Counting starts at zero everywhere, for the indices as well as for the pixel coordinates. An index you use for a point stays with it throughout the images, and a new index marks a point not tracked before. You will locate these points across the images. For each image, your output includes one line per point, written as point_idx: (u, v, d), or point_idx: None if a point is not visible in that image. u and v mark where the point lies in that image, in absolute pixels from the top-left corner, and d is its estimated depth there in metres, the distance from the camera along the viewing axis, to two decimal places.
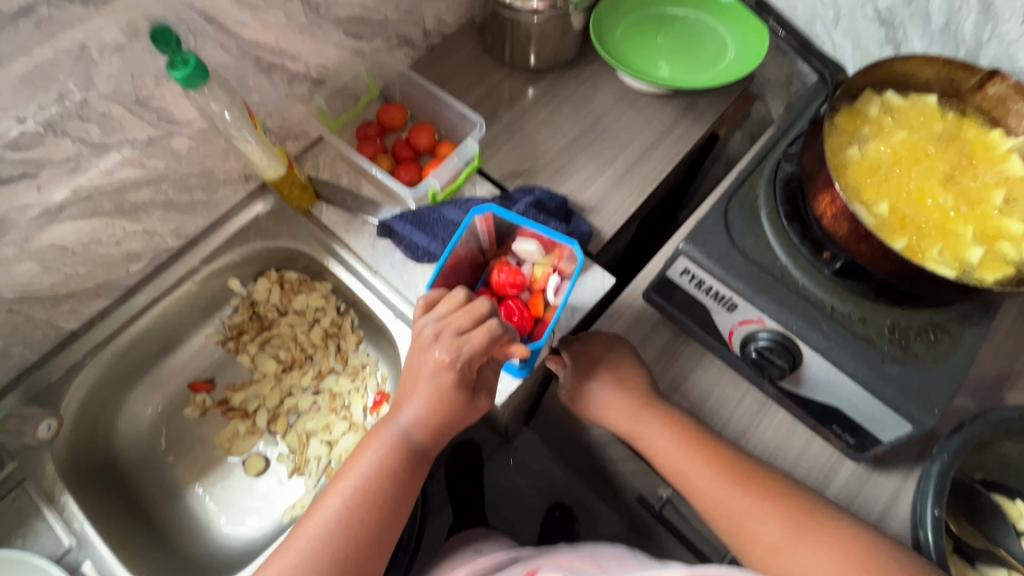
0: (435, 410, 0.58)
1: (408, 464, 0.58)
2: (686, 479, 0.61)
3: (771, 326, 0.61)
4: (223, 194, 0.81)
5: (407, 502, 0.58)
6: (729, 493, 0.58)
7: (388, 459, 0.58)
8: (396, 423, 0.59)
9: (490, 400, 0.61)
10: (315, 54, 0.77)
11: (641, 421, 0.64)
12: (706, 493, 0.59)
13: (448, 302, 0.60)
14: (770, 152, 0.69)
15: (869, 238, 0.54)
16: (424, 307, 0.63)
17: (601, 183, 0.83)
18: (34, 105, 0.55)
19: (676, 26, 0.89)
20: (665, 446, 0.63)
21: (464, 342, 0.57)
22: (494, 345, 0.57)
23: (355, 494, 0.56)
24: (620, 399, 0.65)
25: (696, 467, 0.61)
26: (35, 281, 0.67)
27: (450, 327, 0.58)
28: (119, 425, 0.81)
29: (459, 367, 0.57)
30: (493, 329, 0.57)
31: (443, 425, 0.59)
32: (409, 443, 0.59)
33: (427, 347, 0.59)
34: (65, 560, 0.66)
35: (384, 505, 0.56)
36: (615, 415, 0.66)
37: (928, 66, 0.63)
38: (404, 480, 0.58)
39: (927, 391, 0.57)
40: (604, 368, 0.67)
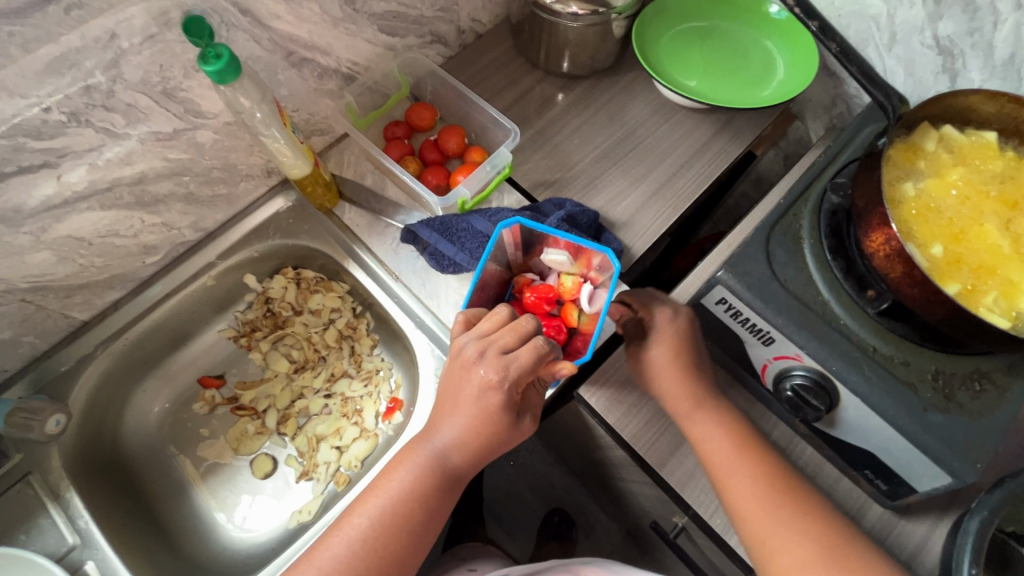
0: (475, 433, 0.56)
1: (440, 486, 0.57)
2: (721, 476, 0.60)
3: (808, 364, 0.59)
4: (244, 187, 0.78)
5: (434, 525, 0.58)
6: (759, 492, 0.58)
7: (420, 481, 0.57)
8: (433, 443, 0.58)
9: (534, 424, 0.59)
10: (347, 49, 0.75)
11: (696, 411, 0.62)
12: (740, 493, 0.58)
13: (491, 320, 0.60)
14: (816, 180, 0.67)
15: (924, 283, 0.52)
16: (464, 324, 0.62)
17: (633, 198, 0.81)
18: (59, 93, 0.52)
19: (719, 40, 0.86)
20: (711, 437, 0.61)
21: (512, 360, 0.55)
22: (541, 364, 0.56)
23: (383, 516, 0.55)
24: (683, 381, 0.63)
25: (733, 466, 0.59)
26: (49, 271, 0.65)
27: (495, 344, 0.56)
28: (127, 419, 0.79)
29: (506, 388, 0.55)
30: (540, 347, 0.55)
31: (480, 448, 0.57)
32: (444, 465, 0.57)
33: (471, 367, 0.57)
34: (67, 559, 0.64)
35: (412, 529, 0.55)
36: (670, 394, 0.63)
37: (990, 102, 0.60)
38: (434, 503, 0.57)
39: (970, 444, 0.55)
40: (686, 352, 0.63)
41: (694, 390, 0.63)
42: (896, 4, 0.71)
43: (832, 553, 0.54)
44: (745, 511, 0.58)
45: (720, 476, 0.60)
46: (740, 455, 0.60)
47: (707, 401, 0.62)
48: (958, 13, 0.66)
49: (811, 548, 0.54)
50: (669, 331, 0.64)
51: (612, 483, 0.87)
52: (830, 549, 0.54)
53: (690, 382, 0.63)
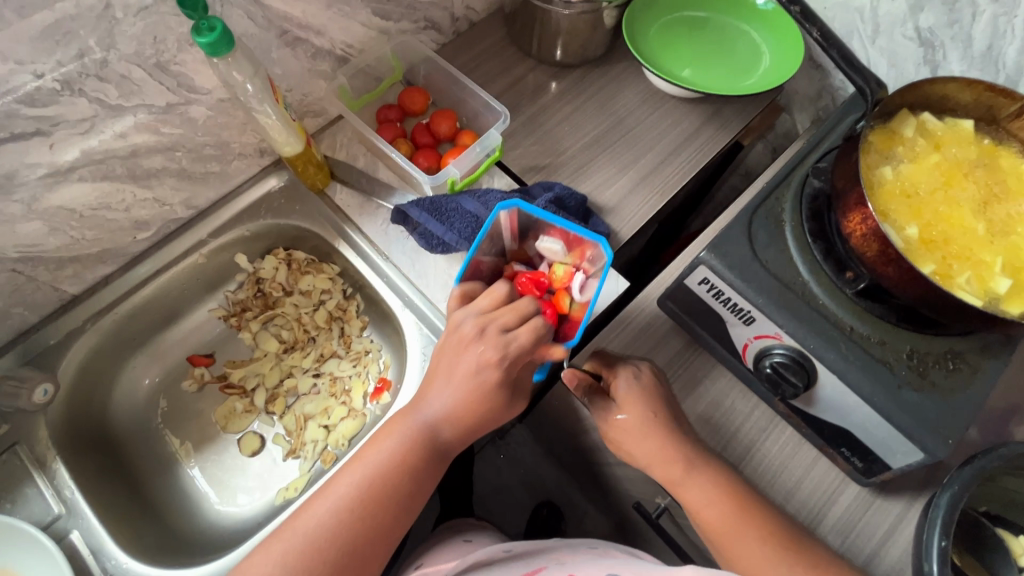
0: (469, 407, 0.57)
1: (428, 459, 0.58)
2: (727, 543, 0.58)
3: (787, 343, 0.60)
4: (236, 166, 0.79)
5: (418, 499, 0.58)
6: (769, 555, 0.57)
7: (409, 452, 0.57)
8: (425, 416, 0.58)
9: (526, 405, 0.60)
10: (341, 30, 0.76)
11: (688, 476, 0.60)
12: (747, 558, 0.57)
13: (489, 296, 0.61)
14: (798, 166, 0.69)
15: (899, 261, 0.53)
16: (460, 299, 0.64)
17: (621, 184, 0.82)
18: (53, 61, 0.53)
19: (708, 30, 0.87)
20: (709, 500, 0.59)
21: (510, 340, 0.57)
22: (539, 346, 0.58)
23: (370, 486, 0.55)
24: (668, 447, 0.61)
25: (740, 528, 0.58)
26: (40, 242, 0.66)
27: (496, 322, 0.58)
28: (115, 395, 0.79)
29: (505, 367, 0.57)
30: (539, 328, 0.57)
31: (471, 422, 0.58)
32: (434, 438, 0.58)
33: (469, 343, 0.58)
34: (53, 528, 0.65)
35: (398, 501, 0.56)
36: (657, 461, 0.61)
37: (967, 90, 0.61)
38: (421, 475, 0.57)
39: (942, 420, 0.56)
40: (662, 414, 0.62)
41: (683, 453, 0.61)
42: None
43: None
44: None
45: (725, 544, 0.58)
46: (741, 512, 0.59)
47: (698, 461, 0.61)
48: (938, 4, 0.68)
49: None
50: (635, 392, 0.63)
51: (596, 467, 0.88)
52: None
53: (677, 445, 0.61)
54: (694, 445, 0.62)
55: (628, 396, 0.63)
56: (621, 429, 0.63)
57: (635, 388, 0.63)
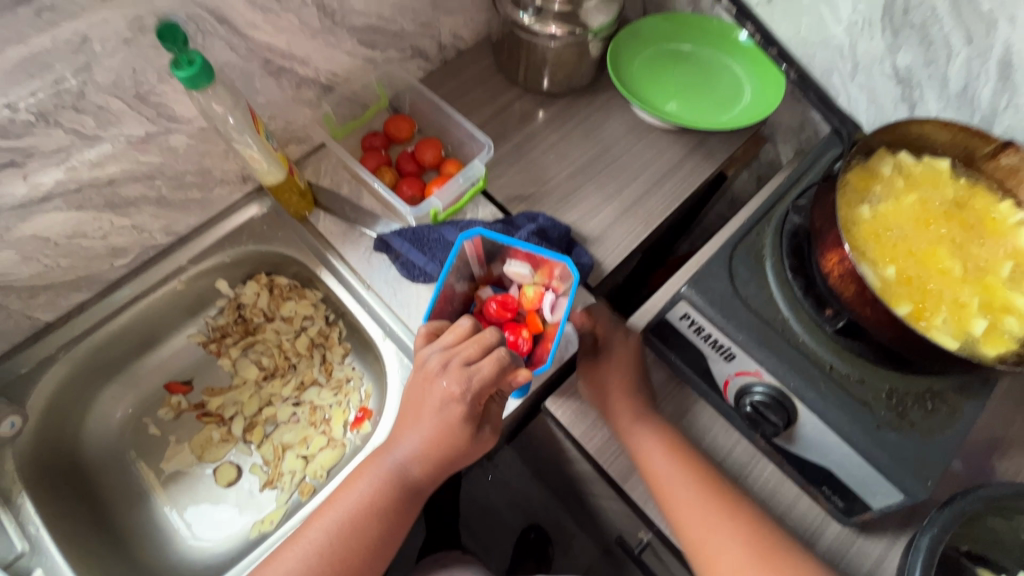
0: (437, 445, 0.56)
1: (399, 500, 0.57)
2: (663, 491, 0.61)
3: (767, 380, 0.60)
4: (218, 193, 0.78)
5: (393, 538, 0.58)
6: (700, 502, 0.60)
7: (379, 495, 0.57)
8: (393, 456, 0.58)
9: (495, 438, 0.59)
10: (326, 59, 0.76)
11: (636, 424, 0.64)
12: (680, 508, 0.60)
13: (454, 332, 0.59)
14: (779, 201, 0.69)
15: (875, 302, 0.53)
16: (427, 336, 0.62)
17: (605, 214, 0.82)
18: (28, 93, 0.53)
19: (693, 63, 0.88)
20: (654, 449, 0.63)
21: (474, 372, 0.55)
22: (505, 375, 0.56)
23: (338, 531, 0.55)
24: (626, 392, 0.66)
25: (675, 475, 0.61)
26: (12, 271, 0.64)
27: (458, 356, 0.56)
28: (88, 424, 0.78)
29: (468, 401, 0.55)
30: (502, 359, 0.55)
31: (442, 461, 0.57)
32: (404, 478, 0.57)
33: (435, 378, 0.57)
34: (15, 566, 0.62)
35: (368, 543, 0.56)
36: (613, 407, 0.65)
37: (942, 131, 0.62)
38: (393, 517, 0.57)
39: (921, 462, 0.56)
40: (632, 369, 0.67)
41: (637, 400, 0.66)
42: (857, 36, 0.74)
43: (767, 560, 0.56)
44: (686, 528, 0.59)
45: (661, 492, 0.61)
46: (681, 466, 0.61)
47: (648, 413, 0.65)
48: (914, 45, 0.69)
49: (743, 552, 0.57)
50: (619, 348, 0.69)
51: (581, 497, 0.86)
52: (767, 555, 0.56)
53: (636, 396, 0.66)
54: (650, 399, 0.66)
55: (610, 352, 0.68)
56: (595, 376, 0.68)
57: (617, 345, 0.69)
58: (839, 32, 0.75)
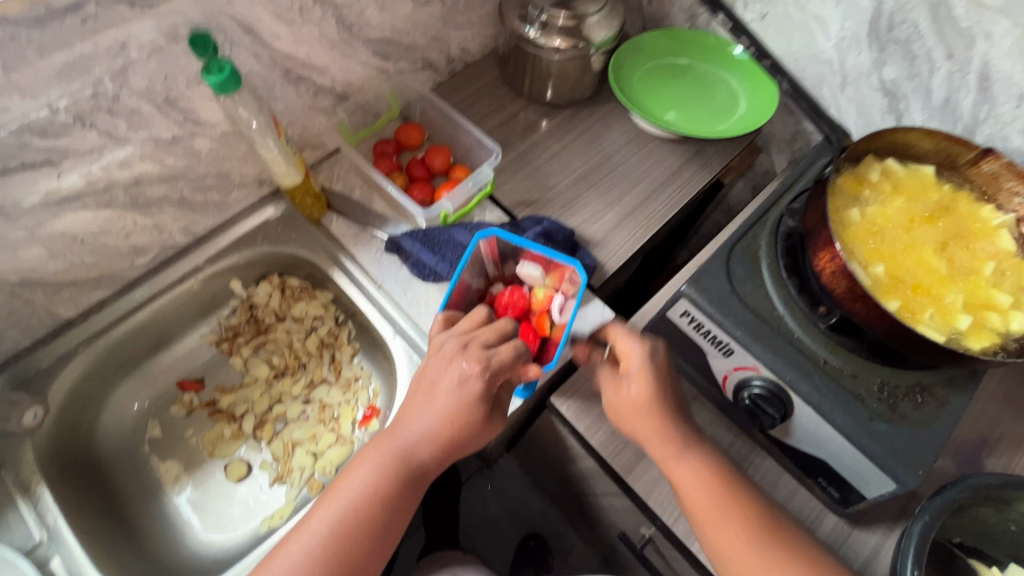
0: (448, 426, 0.58)
1: (404, 484, 0.58)
2: (707, 520, 0.59)
3: (764, 374, 0.62)
4: (235, 196, 0.81)
5: (397, 524, 0.59)
6: (748, 540, 0.57)
7: (385, 479, 0.58)
8: (402, 440, 0.59)
9: (505, 424, 0.62)
10: (342, 70, 0.80)
11: (682, 453, 0.61)
12: (725, 539, 0.58)
13: (471, 318, 0.64)
14: (772, 206, 0.73)
15: (866, 297, 0.56)
16: (443, 324, 0.66)
17: (608, 219, 0.85)
18: (68, 95, 0.56)
19: (692, 77, 0.92)
20: (696, 479, 0.60)
21: (493, 354, 0.59)
22: (520, 361, 0.60)
23: (345, 514, 0.56)
24: (667, 424, 0.61)
25: (720, 507, 0.59)
26: (40, 266, 0.67)
27: (477, 340, 0.61)
28: (103, 419, 0.80)
29: (487, 377, 0.58)
30: (519, 347, 0.60)
31: (449, 442, 0.59)
32: (411, 462, 0.59)
33: (454, 358, 0.60)
34: (34, 554, 0.64)
35: (373, 528, 0.57)
36: (652, 437, 0.62)
37: (926, 139, 0.66)
38: (397, 502, 0.58)
39: (912, 452, 0.58)
40: (667, 396, 0.62)
41: (679, 431, 0.61)
42: (845, 51, 0.78)
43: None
44: (733, 559, 0.57)
45: (705, 522, 0.59)
46: (729, 500, 0.59)
47: (692, 442, 0.61)
48: (899, 60, 0.73)
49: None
50: (648, 368, 0.63)
51: (583, 496, 0.88)
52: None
53: (676, 425, 0.62)
54: (690, 425, 0.63)
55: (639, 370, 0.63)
56: (625, 400, 0.63)
57: (647, 366, 0.63)
58: (829, 47, 0.79)
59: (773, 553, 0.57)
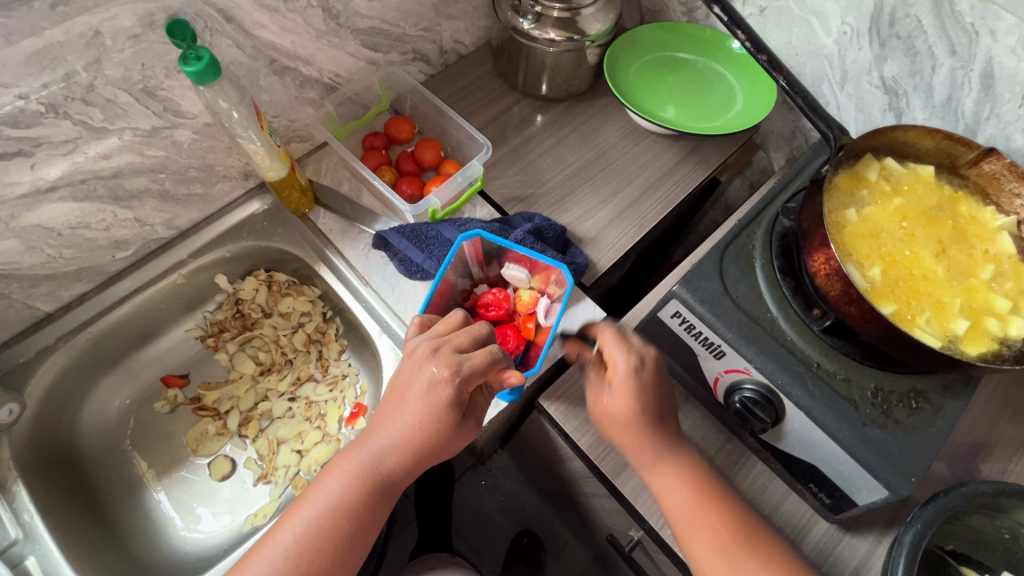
0: (416, 434, 0.56)
1: (374, 493, 0.56)
2: (683, 529, 0.57)
3: (756, 378, 0.61)
4: (220, 188, 0.80)
5: (365, 535, 0.57)
6: (723, 551, 0.55)
7: (351, 491, 0.56)
8: (369, 449, 0.57)
9: (477, 429, 0.59)
10: (330, 60, 0.78)
11: (658, 463, 0.59)
12: (700, 547, 0.56)
13: (446, 323, 0.62)
14: (769, 205, 0.71)
15: (860, 300, 0.54)
16: (418, 328, 0.63)
17: (600, 216, 0.84)
18: (39, 83, 0.54)
19: (688, 71, 0.91)
20: (665, 473, 0.58)
21: (464, 358, 0.57)
22: (494, 366, 0.57)
23: (309, 529, 0.54)
24: (644, 434, 0.58)
25: (695, 516, 0.57)
26: (16, 259, 0.65)
27: (449, 344, 0.58)
28: (84, 415, 0.78)
29: (456, 383, 0.56)
30: (493, 352, 0.57)
31: (421, 450, 0.57)
32: (379, 470, 0.57)
33: (424, 363, 0.57)
34: (8, 554, 0.63)
35: (338, 542, 0.55)
36: (629, 446, 0.60)
37: (926, 138, 0.64)
38: (364, 515, 0.56)
39: (905, 459, 0.57)
40: (655, 408, 0.59)
41: (657, 441, 0.59)
42: (846, 46, 0.76)
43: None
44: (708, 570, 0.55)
45: (682, 530, 0.57)
46: (691, 483, 0.58)
47: (668, 452, 0.59)
48: (901, 56, 0.71)
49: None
50: (628, 383, 0.58)
51: (573, 496, 0.87)
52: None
53: (653, 435, 0.59)
54: (672, 432, 0.60)
55: (618, 387, 0.59)
56: (606, 413, 0.61)
57: (631, 382, 0.58)
58: (829, 42, 0.77)
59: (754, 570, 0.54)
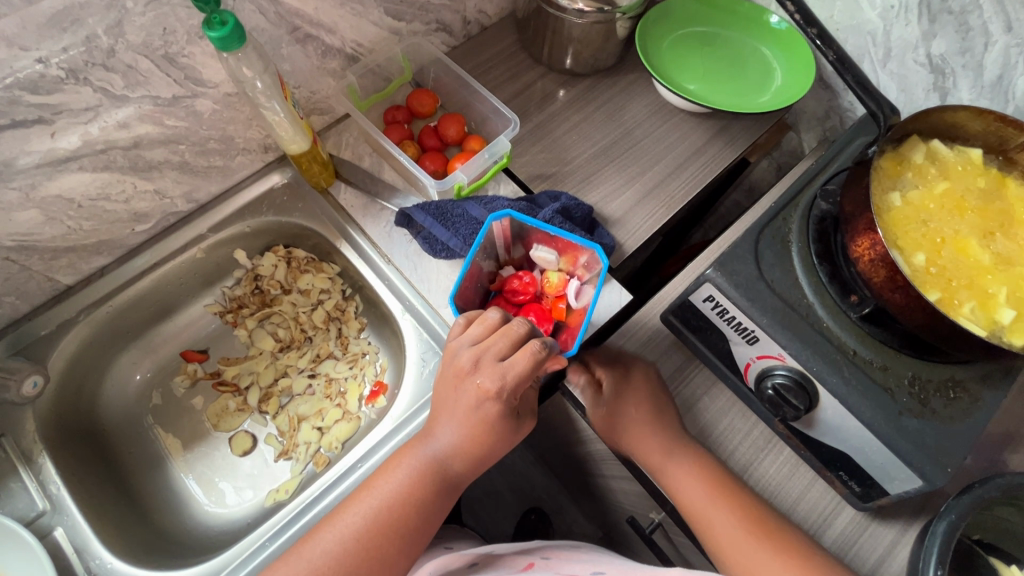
0: (474, 440, 0.56)
1: (437, 489, 0.57)
2: (701, 524, 0.59)
3: (790, 364, 0.60)
4: (239, 161, 0.78)
5: (428, 528, 0.57)
6: (746, 540, 0.57)
7: (415, 484, 0.57)
8: (432, 447, 0.58)
9: (535, 425, 0.60)
10: (352, 29, 0.75)
11: (667, 459, 0.62)
12: (720, 538, 0.58)
13: (483, 325, 0.59)
14: (806, 186, 0.69)
15: (906, 288, 0.53)
16: (463, 327, 0.62)
17: (627, 196, 0.82)
18: (59, 47, 0.52)
19: (720, 46, 0.87)
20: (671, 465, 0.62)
21: (508, 367, 0.54)
22: (538, 369, 0.55)
23: (376, 516, 0.55)
24: (651, 432, 0.63)
25: (712, 509, 0.59)
26: (36, 231, 0.64)
27: (489, 352, 0.56)
28: (105, 389, 0.78)
29: (505, 396, 0.55)
30: (536, 353, 0.54)
31: (479, 453, 0.57)
32: (441, 469, 0.57)
33: (468, 375, 0.56)
34: (36, 524, 0.63)
35: (404, 530, 0.55)
36: (640, 447, 0.63)
37: (977, 119, 0.62)
38: (428, 507, 0.57)
39: (941, 449, 0.56)
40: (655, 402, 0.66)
41: (665, 438, 0.63)
42: (892, 21, 0.73)
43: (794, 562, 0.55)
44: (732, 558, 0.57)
45: (698, 525, 0.60)
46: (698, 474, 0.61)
47: (676, 448, 0.63)
48: (951, 32, 0.68)
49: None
50: (623, 386, 0.66)
51: (590, 478, 0.87)
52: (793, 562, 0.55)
53: (652, 422, 0.64)
54: (676, 431, 0.64)
55: (615, 390, 0.66)
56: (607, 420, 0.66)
57: (620, 384, 0.66)
58: (874, 16, 0.74)
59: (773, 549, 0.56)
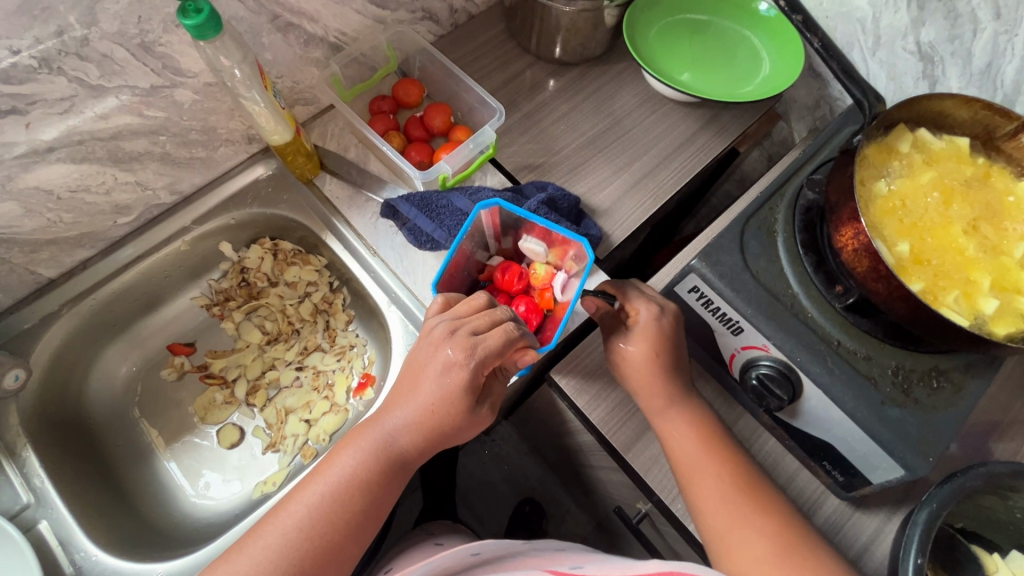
0: (428, 416, 0.56)
1: (388, 471, 0.56)
2: (687, 473, 0.59)
3: (774, 354, 0.59)
4: (223, 152, 0.77)
5: (377, 513, 0.56)
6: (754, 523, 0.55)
7: (364, 467, 0.56)
8: (382, 427, 0.57)
9: (492, 416, 0.59)
10: (335, 17, 0.74)
11: (669, 407, 0.60)
12: (703, 485, 0.57)
13: (468, 304, 0.61)
14: (793, 176, 0.68)
15: (888, 277, 0.52)
16: (441, 307, 0.63)
17: (615, 187, 0.81)
18: (30, 37, 0.51)
19: (709, 35, 0.86)
20: (681, 432, 0.60)
21: (480, 342, 0.56)
22: (510, 349, 0.57)
23: (321, 504, 0.54)
24: (655, 379, 0.61)
25: (700, 460, 0.58)
26: (15, 223, 0.64)
27: (467, 326, 0.58)
28: (91, 382, 0.78)
29: (472, 367, 0.55)
30: (510, 331, 0.56)
31: (432, 433, 0.57)
32: (392, 448, 0.57)
33: (439, 346, 0.57)
34: (20, 518, 0.63)
35: (352, 516, 0.54)
36: (643, 390, 0.61)
37: (964, 108, 0.61)
38: (377, 490, 0.56)
39: (924, 439, 0.56)
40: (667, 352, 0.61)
41: (672, 387, 0.61)
42: (881, 9, 0.72)
43: (789, 549, 0.53)
44: (714, 523, 0.57)
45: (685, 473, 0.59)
46: (708, 451, 0.59)
47: (680, 396, 0.61)
48: (940, 19, 0.67)
49: (768, 544, 0.54)
50: (647, 330, 0.61)
51: (580, 469, 0.86)
52: (787, 542, 0.54)
53: (663, 379, 0.61)
54: (682, 378, 0.62)
55: (638, 333, 0.61)
56: (624, 361, 0.62)
57: (650, 329, 0.61)
58: (864, 4, 0.73)
59: (756, 514, 0.55)
